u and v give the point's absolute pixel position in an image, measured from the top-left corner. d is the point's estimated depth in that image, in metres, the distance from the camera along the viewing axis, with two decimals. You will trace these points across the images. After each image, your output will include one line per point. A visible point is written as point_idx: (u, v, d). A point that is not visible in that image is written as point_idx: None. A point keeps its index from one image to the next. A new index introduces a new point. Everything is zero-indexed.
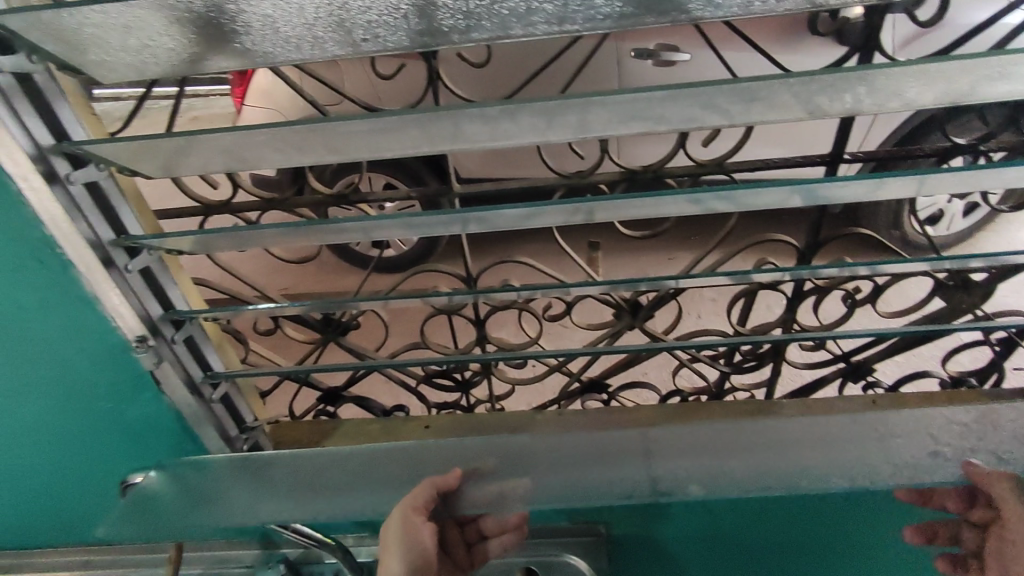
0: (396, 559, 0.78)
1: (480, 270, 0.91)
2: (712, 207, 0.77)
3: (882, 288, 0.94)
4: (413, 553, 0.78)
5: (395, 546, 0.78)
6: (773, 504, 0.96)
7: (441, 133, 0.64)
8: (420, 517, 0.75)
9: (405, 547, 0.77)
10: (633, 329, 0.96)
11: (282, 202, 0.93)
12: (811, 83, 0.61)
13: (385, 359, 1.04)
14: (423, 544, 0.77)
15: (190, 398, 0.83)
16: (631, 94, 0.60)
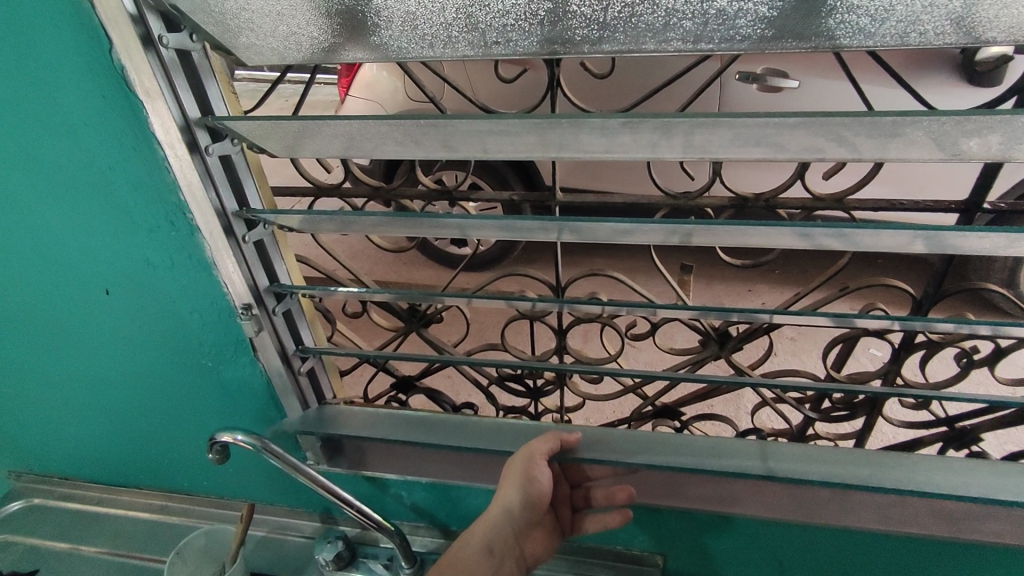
0: (513, 488, 0.73)
1: (568, 281, 0.90)
2: (821, 243, 0.73)
3: (1004, 350, 0.86)
4: (529, 495, 0.72)
5: (513, 479, 0.73)
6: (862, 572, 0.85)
7: (554, 138, 0.63)
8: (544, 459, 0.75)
9: (521, 487, 0.72)
10: (719, 359, 0.93)
11: (390, 192, 0.97)
12: (961, 124, 0.56)
13: (461, 355, 1.05)
14: (541, 489, 0.72)
15: (283, 370, 0.86)
16: (759, 118, 0.58)
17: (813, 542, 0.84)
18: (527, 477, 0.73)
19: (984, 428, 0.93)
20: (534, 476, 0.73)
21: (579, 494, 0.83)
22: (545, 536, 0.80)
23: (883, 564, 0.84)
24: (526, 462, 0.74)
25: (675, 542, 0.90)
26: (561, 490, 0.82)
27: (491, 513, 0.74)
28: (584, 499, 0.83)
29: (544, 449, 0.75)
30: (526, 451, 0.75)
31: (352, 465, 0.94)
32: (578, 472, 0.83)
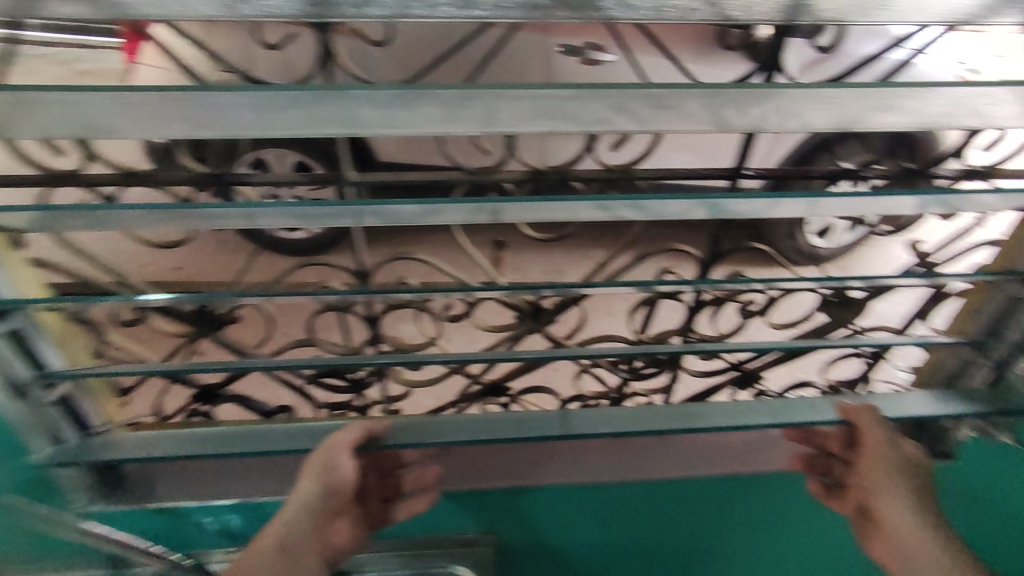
0: (312, 480, 0.69)
1: (374, 266, 0.84)
2: (617, 214, 0.74)
3: (773, 300, 0.96)
4: (331, 486, 0.69)
5: (313, 472, 0.69)
6: (673, 515, 0.92)
7: (325, 112, 0.56)
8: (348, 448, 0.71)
9: (322, 475, 0.69)
10: (534, 333, 0.94)
11: (149, 177, 0.82)
12: (721, 96, 0.60)
13: (267, 355, 0.95)
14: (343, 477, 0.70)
15: (19, 403, 0.71)
16: (540, 90, 0.56)
17: (628, 496, 0.89)
18: (327, 466, 0.69)
19: (763, 369, 1.06)
20: (337, 464, 0.70)
21: (389, 483, 0.79)
22: (353, 527, 0.73)
23: (689, 505, 0.91)
24: (326, 453, 0.70)
25: (505, 519, 0.90)
26: (370, 479, 0.77)
27: (291, 504, 0.69)
28: (396, 487, 0.79)
29: (347, 439, 0.71)
30: (327, 442, 0.71)
31: (141, 499, 0.82)
32: (390, 459, 0.80)
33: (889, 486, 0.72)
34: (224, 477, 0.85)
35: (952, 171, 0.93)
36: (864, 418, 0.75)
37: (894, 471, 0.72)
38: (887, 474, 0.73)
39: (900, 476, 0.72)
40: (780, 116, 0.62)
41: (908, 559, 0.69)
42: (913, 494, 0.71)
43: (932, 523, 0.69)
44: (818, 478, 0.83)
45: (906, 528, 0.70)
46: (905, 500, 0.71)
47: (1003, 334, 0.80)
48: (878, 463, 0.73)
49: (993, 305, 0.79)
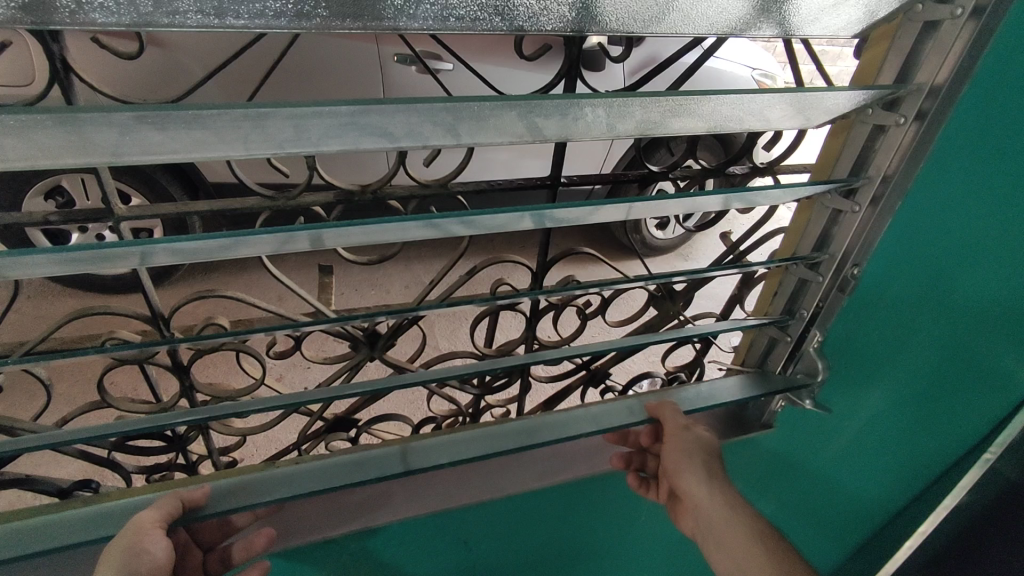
0: (111, 568, 0.57)
1: (172, 310, 0.73)
2: (447, 231, 0.73)
3: (608, 300, 0.99)
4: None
5: (110, 560, 0.58)
6: (529, 527, 0.94)
7: (64, 142, 0.47)
8: (159, 528, 0.62)
9: (127, 560, 0.58)
10: (373, 360, 0.88)
11: None
12: (523, 108, 0.59)
13: (52, 428, 0.81)
14: (157, 560, 0.60)
15: None
16: (323, 103, 0.51)
17: (487, 517, 0.88)
18: (131, 551, 0.59)
19: (606, 366, 1.09)
20: (145, 547, 0.60)
21: (214, 556, 0.74)
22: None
23: (544, 514, 0.94)
24: (131, 537, 0.60)
25: (362, 566, 0.85)
26: (194, 557, 0.72)
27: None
28: (222, 558, 0.73)
29: (156, 516, 0.63)
30: (131, 524, 0.62)
31: None
32: (214, 531, 0.75)
33: (684, 459, 0.78)
34: None
35: (748, 165, 1.01)
36: (667, 411, 0.84)
37: (687, 445, 0.80)
38: (682, 448, 0.79)
39: (693, 448, 0.79)
40: (584, 125, 0.63)
41: (703, 520, 0.74)
42: (704, 461, 0.78)
43: (718, 485, 0.75)
44: (636, 472, 0.90)
45: (699, 492, 0.75)
46: (697, 468, 0.77)
47: (799, 312, 0.89)
48: (676, 441, 0.81)
49: (788, 285, 0.89)
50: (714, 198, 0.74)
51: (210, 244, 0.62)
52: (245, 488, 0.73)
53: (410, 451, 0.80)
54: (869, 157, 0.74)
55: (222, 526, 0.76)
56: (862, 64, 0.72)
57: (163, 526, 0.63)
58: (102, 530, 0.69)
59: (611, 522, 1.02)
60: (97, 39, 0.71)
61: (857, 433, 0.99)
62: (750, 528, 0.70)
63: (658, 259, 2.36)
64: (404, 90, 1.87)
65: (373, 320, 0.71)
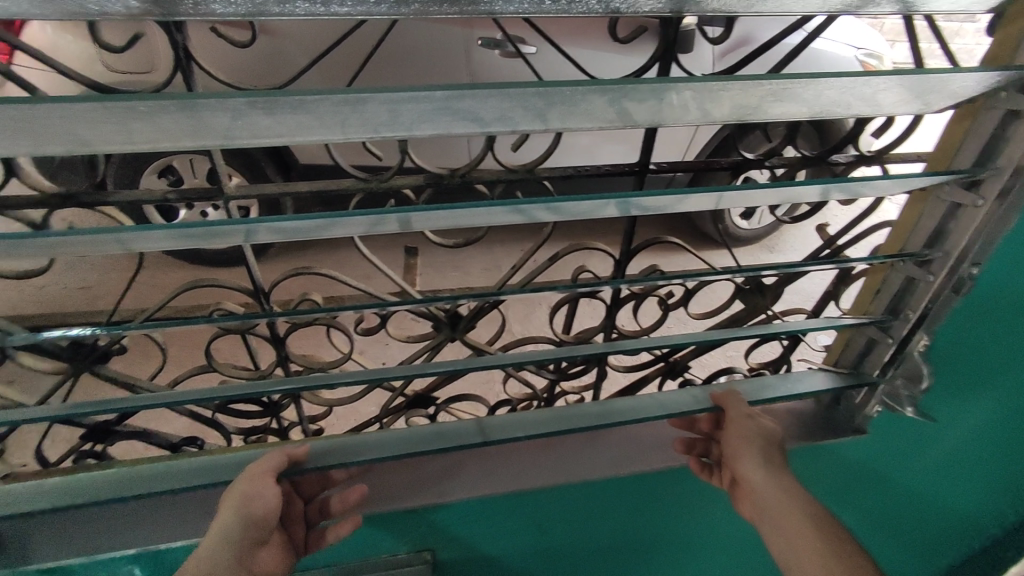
0: (230, 511, 0.63)
1: (272, 284, 0.77)
2: (531, 217, 0.73)
3: (691, 292, 0.96)
4: (251, 516, 0.63)
5: (228, 504, 0.63)
6: (603, 512, 0.94)
7: (190, 124, 0.51)
8: (270, 479, 0.67)
9: (240, 508, 0.63)
10: (454, 341, 0.90)
11: (77, 199, 0.77)
12: (615, 93, 0.58)
13: (165, 389, 0.88)
14: (267, 506, 0.64)
15: None
16: (417, 89, 0.52)
17: (562, 498, 0.89)
18: (246, 497, 0.64)
19: (686, 360, 1.07)
20: (257, 493, 0.64)
21: (314, 506, 0.79)
22: (280, 559, 0.69)
23: (616, 503, 0.93)
24: (246, 487, 0.65)
25: (442, 532, 0.89)
26: (296, 505, 0.77)
27: (204, 549, 0.60)
28: (319, 510, 0.79)
29: (268, 467, 0.67)
30: (246, 475, 0.66)
31: (9, 563, 0.71)
32: (313, 485, 0.80)
33: (744, 443, 0.79)
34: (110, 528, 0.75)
35: (853, 154, 0.95)
36: (731, 399, 0.85)
37: (748, 430, 0.80)
38: (741, 433, 0.80)
39: (753, 433, 0.80)
40: (678, 110, 0.60)
41: (757, 503, 0.75)
42: (763, 447, 0.78)
43: (776, 471, 0.76)
44: (699, 457, 0.89)
45: (756, 476, 0.76)
46: (755, 453, 0.78)
47: (903, 313, 0.83)
48: (738, 426, 0.81)
49: (892, 283, 0.83)
50: (815, 188, 0.70)
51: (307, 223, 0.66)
52: (339, 449, 0.78)
53: (488, 426, 0.82)
54: (999, 145, 0.67)
55: (320, 480, 0.80)
56: (997, 42, 0.65)
57: (276, 476, 0.68)
58: (215, 476, 0.75)
59: (688, 515, 1.00)
60: (214, 27, 0.75)
61: (959, 449, 0.91)
62: (802, 514, 0.70)
63: (743, 251, 2.26)
64: (488, 74, 1.88)
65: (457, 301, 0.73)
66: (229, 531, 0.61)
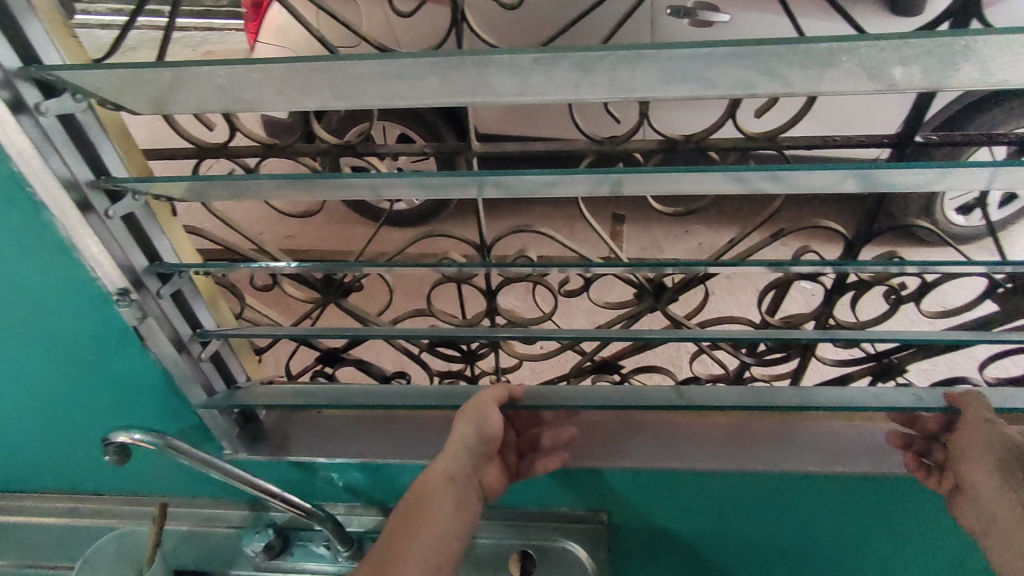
0: (466, 426, 0.77)
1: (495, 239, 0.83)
2: (753, 187, 0.65)
3: (930, 287, 0.87)
4: (483, 434, 0.77)
5: (466, 417, 0.77)
6: (795, 507, 0.90)
7: (453, 83, 0.55)
8: (494, 406, 0.78)
9: (474, 427, 0.77)
10: (654, 311, 0.90)
11: (284, 149, 0.84)
12: (896, 53, 0.51)
13: (387, 324, 0.99)
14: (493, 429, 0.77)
15: (178, 358, 0.75)
16: (674, 48, 0.51)
17: (753, 483, 0.86)
18: (479, 417, 0.77)
19: (907, 361, 0.96)
20: (488, 418, 0.77)
21: (525, 439, 0.88)
22: (500, 474, 0.84)
23: (812, 499, 0.88)
24: (477, 409, 0.77)
25: (626, 496, 0.91)
26: (509, 435, 0.86)
27: (448, 453, 0.77)
28: (531, 443, 0.88)
29: (494, 396, 0.79)
30: (479, 396, 0.79)
31: (276, 451, 0.88)
32: (525, 420, 0.89)
33: (979, 453, 0.74)
34: (352, 437, 0.91)
35: None
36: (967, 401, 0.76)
37: (986, 440, 0.73)
38: (980, 443, 0.74)
39: (992, 444, 0.73)
40: (972, 72, 0.52)
41: (989, 515, 0.73)
42: (1004, 461, 0.72)
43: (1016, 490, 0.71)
44: (918, 457, 0.83)
45: (989, 489, 0.73)
46: (991, 467, 0.73)
47: None
48: (973, 431, 0.75)
49: None
50: None
51: (524, 179, 0.66)
52: (544, 392, 0.83)
53: (687, 393, 0.81)
54: None
55: (532, 417, 0.90)
56: None
57: (499, 406, 0.79)
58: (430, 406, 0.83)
59: (893, 527, 0.91)
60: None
61: None
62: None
63: None
64: None
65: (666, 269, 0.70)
66: (465, 440, 0.76)
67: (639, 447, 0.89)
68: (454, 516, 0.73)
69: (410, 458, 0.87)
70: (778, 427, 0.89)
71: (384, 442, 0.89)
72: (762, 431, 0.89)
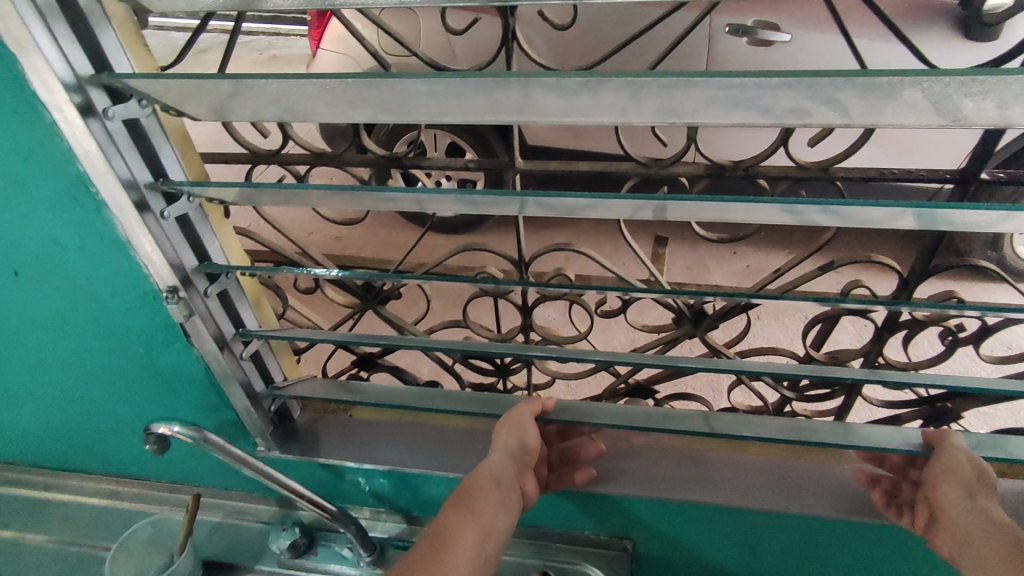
0: (507, 436, 0.77)
1: (533, 256, 0.83)
2: (808, 220, 0.63)
3: (990, 330, 0.82)
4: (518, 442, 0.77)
5: (506, 427, 0.77)
6: (829, 553, 0.86)
7: (496, 101, 0.55)
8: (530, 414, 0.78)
9: (517, 436, 0.77)
10: (693, 338, 0.88)
11: (334, 158, 0.87)
12: (968, 86, 0.47)
13: (422, 333, 1.00)
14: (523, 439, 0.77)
15: (221, 355, 0.77)
16: (724, 76, 0.49)
17: (786, 525, 0.83)
18: (513, 425, 0.77)
19: (964, 409, 0.91)
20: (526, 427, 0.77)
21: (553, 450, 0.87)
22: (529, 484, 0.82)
23: (849, 547, 0.84)
24: (518, 420, 0.78)
25: (653, 525, 0.89)
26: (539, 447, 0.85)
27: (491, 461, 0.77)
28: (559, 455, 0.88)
29: (531, 408, 0.79)
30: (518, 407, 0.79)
31: (306, 452, 0.90)
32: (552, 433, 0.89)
33: (942, 473, 0.72)
34: (380, 444, 0.91)
35: None
36: (944, 443, 0.72)
37: (956, 464, 0.71)
38: (947, 466, 0.72)
39: (962, 467, 0.71)
40: None
41: (966, 544, 0.68)
42: (970, 485, 0.70)
43: (979, 508, 0.68)
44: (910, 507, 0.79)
45: (964, 519, 0.69)
46: (959, 490, 0.71)
47: None
48: (941, 465, 0.72)
49: None
50: None
51: (568, 201, 0.65)
52: (574, 409, 0.83)
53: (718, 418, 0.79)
54: None
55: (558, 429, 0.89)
56: None
57: (535, 418, 0.80)
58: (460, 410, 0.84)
59: None
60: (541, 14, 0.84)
61: None
62: (1005, 557, 0.63)
63: None
64: None
65: (708, 301, 0.68)
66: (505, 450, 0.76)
67: (668, 479, 0.86)
68: (498, 517, 0.73)
69: (436, 469, 0.88)
70: (815, 467, 0.86)
71: (412, 454, 0.90)
72: (799, 471, 0.86)
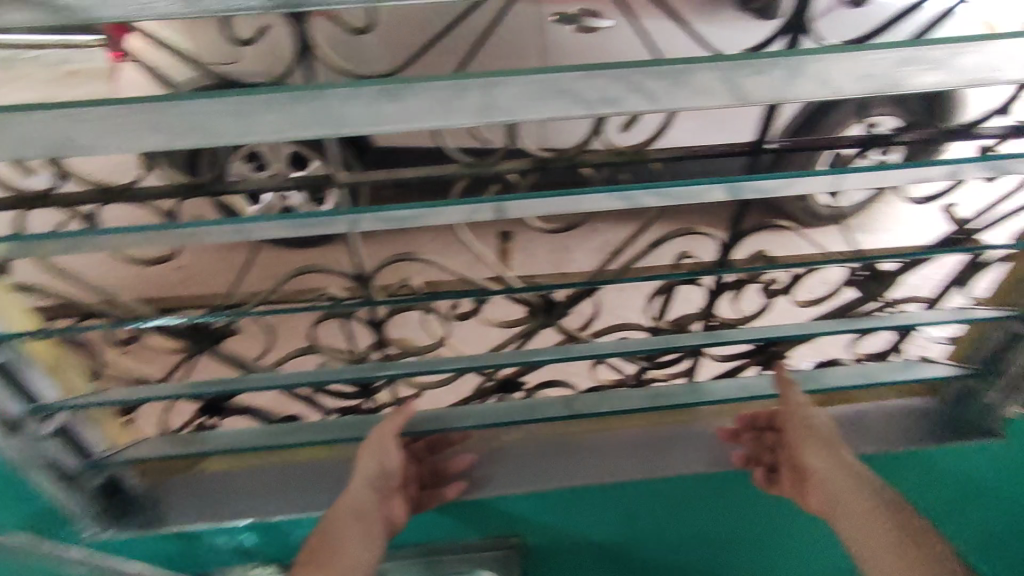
0: (369, 461, 0.77)
1: (375, 269, 0.80)
2: (633, 204, 0.67)
3: (797, 279, 0.92)
4: (382, 467, 0.77)
5: (368, 452, 0.78)
6: (697, 506, 0.92)
7: (302, 117, 0.50)
8: (392, 438, 0.78)
9: (376, 460, 0.77)
10: (547, 327, 0.90)
11: (127, 190, 0.75)
12: (742, 67, 0.51)
13: (270, 367, 0.92)
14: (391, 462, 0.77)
15: (9, 440, 0.66)
16: (531, 73, 0.50)
17: (656, 488, 0.88)
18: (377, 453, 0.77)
19: (788, 350, 1.03)
20: (387, 450, 0.78)
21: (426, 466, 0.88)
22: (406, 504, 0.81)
23: (712, 494, 0.91)
24: (377, 443, 0.78)
25: (537, 516, 0.90)
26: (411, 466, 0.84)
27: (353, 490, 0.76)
28: (432, 472, 0.87)
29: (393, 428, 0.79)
30: (380, 430, 0.79)
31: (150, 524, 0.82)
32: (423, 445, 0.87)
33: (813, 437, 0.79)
34: (238, 498, 0.83)
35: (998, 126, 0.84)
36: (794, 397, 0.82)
37: (815, 424, 0.81)
38: (806, 426, 0.80)
39: (822, 429, 0.81)
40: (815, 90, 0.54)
41: (833, 496, 0.76)
42: (826, 441, 0.79)
43: (842, 462, 0.77)
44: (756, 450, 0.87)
45: (827, 473, 0.77)
46: (820, 449, 0.79)
47: None
48: (799, 422, 0.81)
49: None
50: (944, 165, 0.63)
51: (403, 217, 0.64)
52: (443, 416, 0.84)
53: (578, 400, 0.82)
54: None
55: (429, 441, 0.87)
56: None
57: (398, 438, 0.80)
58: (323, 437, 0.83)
59: (790, 522, 0.94)
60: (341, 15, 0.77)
61: None
62: (867, 505, 0.72)
63: None
64: None
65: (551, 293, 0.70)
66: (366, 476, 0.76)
67: (544, 470, 0.88)
68: (363, 552, 0.73)
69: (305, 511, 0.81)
70: (673, 428, 0.92)
71: (276, 502, 0.83)
72: (660, 435, 0.91)
